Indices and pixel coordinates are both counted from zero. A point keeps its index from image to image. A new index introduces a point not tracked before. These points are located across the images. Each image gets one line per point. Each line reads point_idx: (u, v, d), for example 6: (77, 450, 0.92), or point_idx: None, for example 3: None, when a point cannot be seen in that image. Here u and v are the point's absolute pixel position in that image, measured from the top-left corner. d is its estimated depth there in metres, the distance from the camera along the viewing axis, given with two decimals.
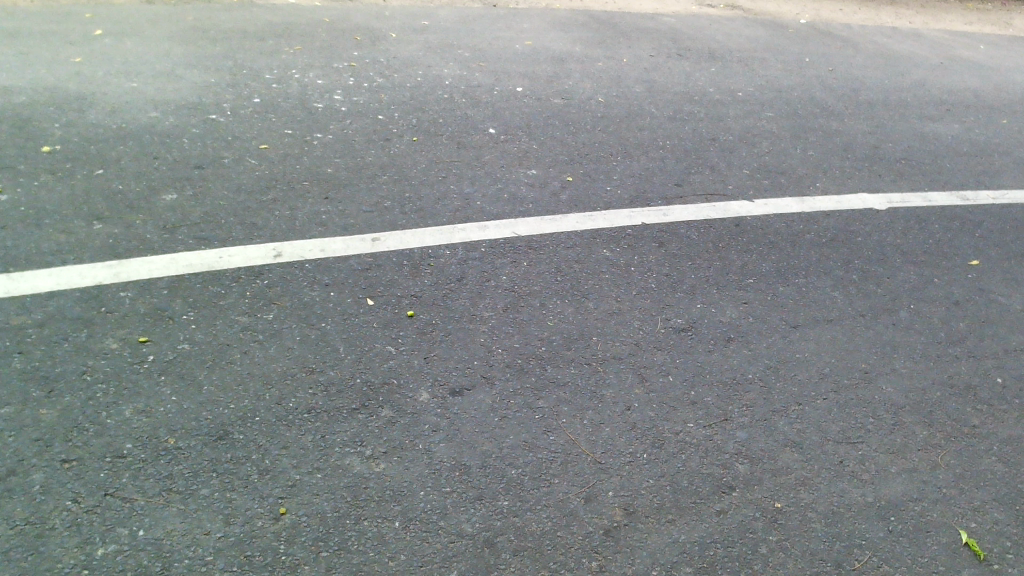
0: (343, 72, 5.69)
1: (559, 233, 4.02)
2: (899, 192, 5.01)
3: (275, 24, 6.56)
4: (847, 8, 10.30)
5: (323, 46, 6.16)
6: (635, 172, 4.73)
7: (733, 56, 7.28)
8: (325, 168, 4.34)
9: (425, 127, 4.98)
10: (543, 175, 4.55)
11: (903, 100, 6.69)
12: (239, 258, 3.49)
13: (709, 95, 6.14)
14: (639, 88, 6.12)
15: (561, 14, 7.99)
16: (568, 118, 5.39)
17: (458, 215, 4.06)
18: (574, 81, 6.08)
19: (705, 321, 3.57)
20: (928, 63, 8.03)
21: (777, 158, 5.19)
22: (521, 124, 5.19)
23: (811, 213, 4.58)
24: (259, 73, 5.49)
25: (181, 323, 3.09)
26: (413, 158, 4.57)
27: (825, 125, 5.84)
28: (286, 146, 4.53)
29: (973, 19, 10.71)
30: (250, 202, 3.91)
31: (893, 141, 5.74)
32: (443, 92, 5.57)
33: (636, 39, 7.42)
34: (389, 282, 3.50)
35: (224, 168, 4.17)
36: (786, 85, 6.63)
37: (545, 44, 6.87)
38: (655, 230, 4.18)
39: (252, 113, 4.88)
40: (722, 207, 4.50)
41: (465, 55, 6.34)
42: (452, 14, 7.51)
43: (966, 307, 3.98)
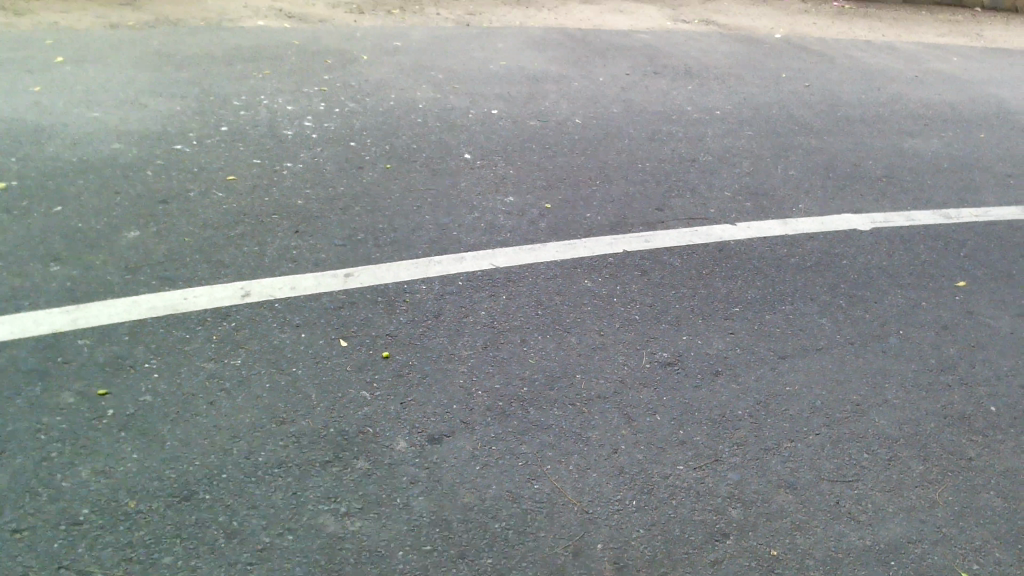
0: (313, 97, 5.55)
1: (538, 264, 3.90)
2: (882, 211, 4.94)
3: (244, 47, 6.41)
4: (820, 21, 10.31)
5: (293, 69, 6.02)
6: (614, 196, 4.62)
7: (709, 73, 7.23)
8: (296, 200, 4.19)
9: (399, 153, 4.85)
10: (521, 202, 4.43)
11: (881, 116, 6.65)
12: (204, 299, 3.33)
13: (686, 114, 6.06)
14: (616, 108, 6.03)
15: (536, 32, 7.90)
16: (545, 140, 5.28)
17: (434, 246, 3.93)
18: (550, 102, 5.98)
19: (692, 354, 3.45)
20: (904, 77, 8.02)
21: (758, 178, 5.11)
22: (497, 148, 5.08)
23: (794, 236, 4.49)
24: (227, 99, 5.34)
25: (142, 372, 2.92)
26: (387, 187, 4.43)
27: (805, 143, 5.78)
28: (255, 176, 4.38)
29: (944, 31, 10.75)
30: (217, 238, 3.75)
31: (873, 158, 5.68)
32: (417, 115, 5.45)
33: (612, 57, 7.34)
34: (363, 320, 3.35)
35: (190, 202, 4.02)
36: (764, 103, 6.58)
37: (519, 63, 6.77)
38: (637, 258, 4.07)
39: (219, 142, 4.72)
40: (704, 232, 4.40)
41: (439, 77, 6.23)
42: (425, 34, 7.41)
43: (955, 331, 3.90)
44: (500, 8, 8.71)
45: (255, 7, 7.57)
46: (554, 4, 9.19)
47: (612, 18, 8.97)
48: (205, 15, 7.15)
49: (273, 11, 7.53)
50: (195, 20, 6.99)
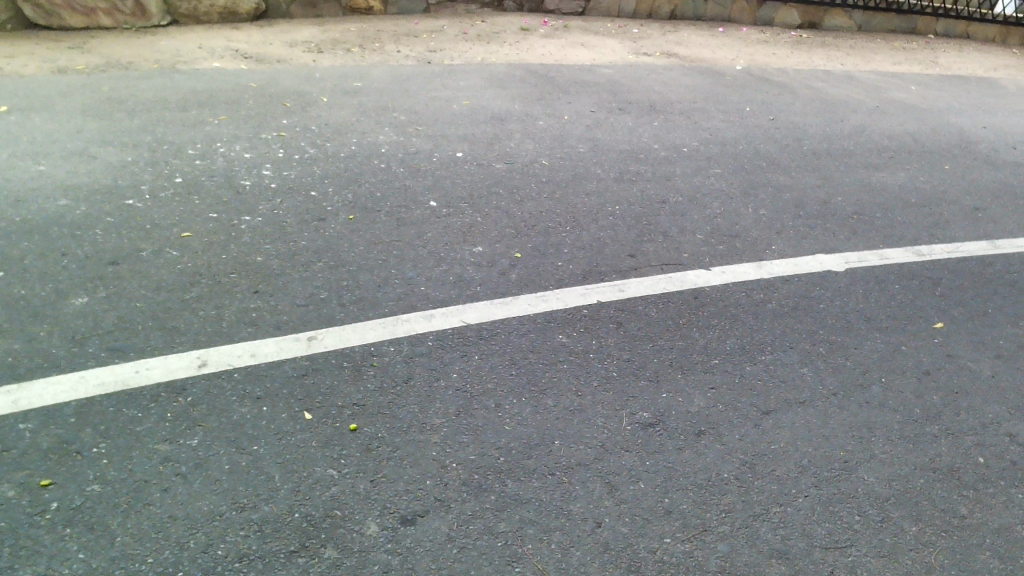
0: (272, 143, 5.38)
1: (510, 319, 3.76)
2: (855, 250, 4.88)
3: (198, 91, 6.23)
4: (779, 51, 10.38)
5: (250, 114, 5.85)
6: (585, 243, 4.51)
7: (674, 108, 7.19)
8: (256, 257, 4.01)
9: (362, 201, 4.69)
10: (490, 252, 4.30)
11: (846, 149, 6.64)
12: (157, 371, 3.13)
13: (653, 152, 6.00)
14: (582, 147, 5.94)
15: (498, 68, 7.83)
16: (512, 184, 5.17)
17: (401, 303, 3.77)
18: (516, 142, 5.88)
19: (673, 413, 3.33)
20: (865, 108, 8.06)
21: (729, 219, 5.03)
22: (463, 193, 4.95)
23: (769, 280, 4.41)
24: (181, 148, 5.15)
25: (90, 458, 2.72)
26: (350, 239, 4.27)
27: (773, 180, 5.73)
28: (212, 232, 4.19)
29: (900, 58, 10.89)
30: (171, 302, 3.56)
31: (842, 194, 5.65)
32: (380, 161, 5.30)
33: (576, 93, 7.28)
34: (328, 389, 3.18)
35: (142, 263, 3.82)
36: (729, 138, 6.54)
37: (483, 102, 6.67)
38: (612, 309, 3.95)
39: (174, 195, 4.53)
40: (678, 279, 4.30)
41: (401, 119, 6.10)
42: (386, 73, 7.28)
43: (938, 377, 3.81)
44: (461, 44, 8.62)
45: (210, 47, 7.39)
46: (515, 38, 9.13)
47: (573, 52, 8.93)
48: (157, 58, 6.96)
49: (229, 51, 7.36)
50: (148, 63, 6.79)
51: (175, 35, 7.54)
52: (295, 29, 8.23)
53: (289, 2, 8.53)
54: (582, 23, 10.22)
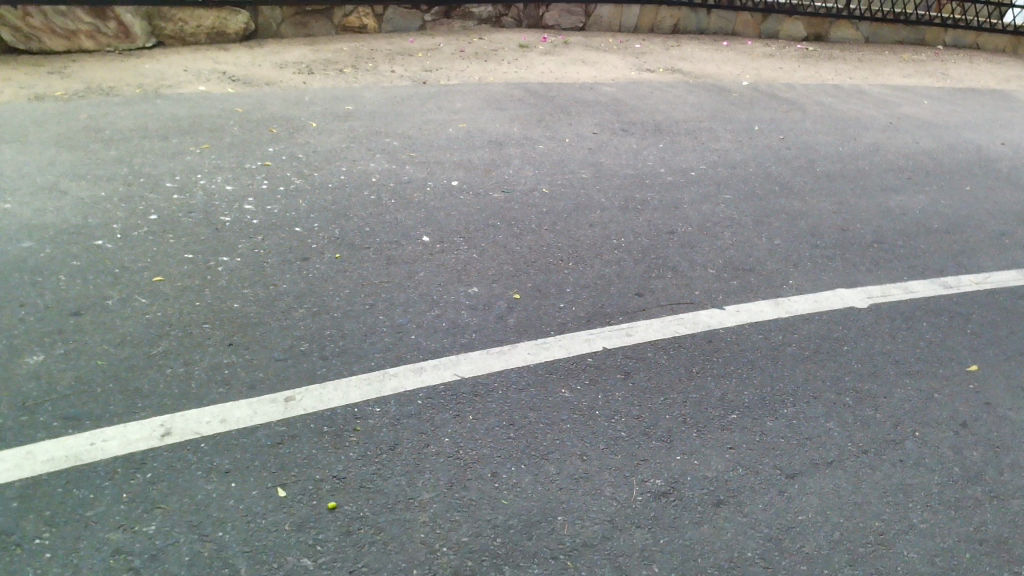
0: (256, 174, 5.09)
1: (508, 371, 3.45)
2: (878, 283, 4.56)
3: (181, 117, 5.94)
4: (785, 65, 10.10)
5: (235, 142, 5.56)
6: (590, 281, 4.20)
7: (680, 127, 6.90)
8: (232, 303, 3.70)
9: (349, 237, 4.39)
10: (486, 293, 3.99)
11: (861, 170, 6.35)
12: (115, 442, 2.82)
13: (660, 177, 5.69)
14: (585, 173, 5.64)
15: (496, 88, 7.54)
16: (511, 215, 4.86)
17: (389, 356, 3.45)
18: (514, 169, 5.58)
19: (688, 479, 3.00)
20: (878, 125, 7.76)
21: (742, 251, 4.72)
22: (459, 226, 4.65)
23: (788, 319, 4.09)
24: (159, 180, 4.86)
25: (31, 552, 2.40)
26: (336, 280, 3.97)
27: (788, 206, 5.42)
28: (186, 275, 3.89)
29: (910, 71, 10.60)
30: (136, 358, 3.25)
31: (860, 220, 5.34)
32: (371, 191, 5.00)
33: (578, 113, 6.99)
34: (306, 459, 2.86)
35: (107, 313, 3.51)
36: (739, 160, 6.24)
37: (480, 125, 6.38)
38: (619, 356, 3.64)
39: (147, 234, 4.23)
40: (690, 319, 3.99)
41: (394, 144, 5.80)
42: (379, 94, 7.00)
43: (976, 429, 3.48)
44: (457, 62, 8.34)
45: (196, 70, 7.12)
46: (514, 56, 8.85)
47: (574, 70, 8.65)
48: (140, 82, 6.67)
49: (215, 74, 7.09)
50: (130, 88, 6.51)
51: (159, 58, 7.26)
52: (286, 50, 7.96)
53: (280, 21, 8.25)
54: (583, 39, 9.93)
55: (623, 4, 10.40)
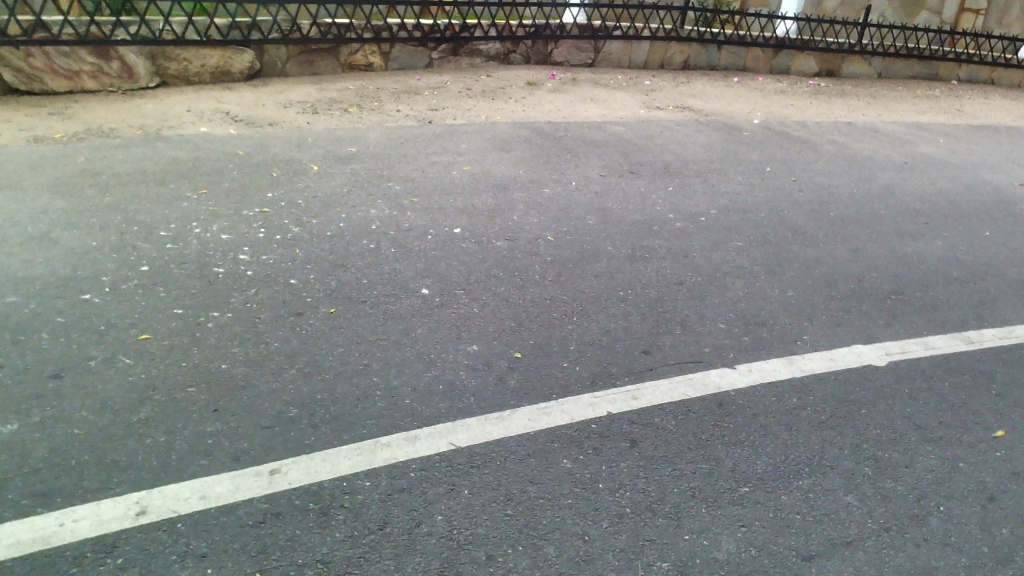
0: (253, 221, 4.96)
1: (507, 439, 3.27)
2: (896, 339, 4.37)
3: (180, 161, 5.83)
4: (797, 102, 9.97)
5: (233, 187, 5.44)
6: (595, 338, 4.03)
7: (690, 169, 6.75)
8: (220, 364, 3.55)
9: (346, 290, 4.25)
10: (486, 352, 3.82)
11: (876, 214, 6.17)
12: (86, 522, 2.65)
13: (669, 222, 5.54)
14: (591, 218, 5.50)
15: (503, 127, 7.43)
16: (514, 265, 4.71)
17: (383, 423, 3.28)
18: (519, 214, 5.44)
19: (697, 562, 2.80)
20: (893, 165, 7.59)
21: (754, 303, 4.54)
22: (460, 278, 4.50)
23: (803, 380, 3.90)
24: (153, 229, 4.74)
25: None
26: (330, 338, 3.81)
27: (801, 254, 5.25)
28: (174, 333, 3.74)
29: (925, 107, 10.45)
30: (116, 426, 3.09)
31: (876, 269, 5.15)
32: (370, 239, 4.86)
33: (585, 155, 6.85)
34: (288, 541, 2.69)
35: (89, 376, 3.36)
36: (750, 204, 6.07)
37: (485, 168, 6.25)
38: (625, 422, 3.46)
39: (137, 287, 4.09)
40: (700, 380, 3.81)
41: (396, 189, 5.67)
42: (383, 135, 6.90)
43: (1006, 502, 3.27)
44: (464, 101, 8.24)
45: (199, 110, 7.05)
46: (522, 94, 8.75)
47: (582, 108, 8.54)
48: (142, 123, 6.59)
49: (218, 114, 7.01)
50: (131, 129, 6.42)
51: (162, 98, 7.19)
52: (290, 88, 7.89)
53: (285, 60, 8.18)
54: (592, 76, 9.84)
55: (632, 41, 10.31)
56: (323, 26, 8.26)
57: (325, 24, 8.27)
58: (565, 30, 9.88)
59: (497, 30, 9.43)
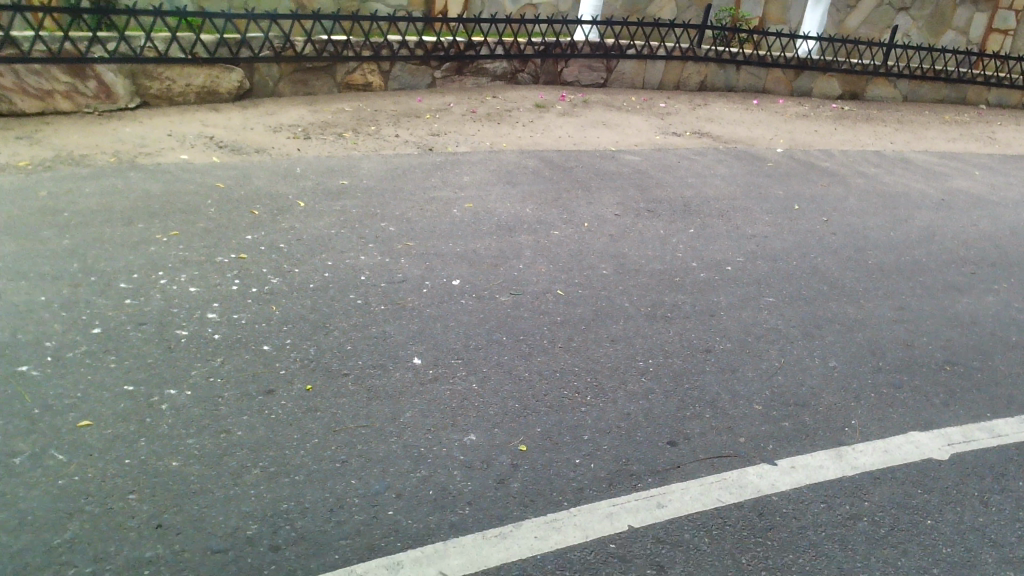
0: (226, 270, 4.42)
1: (509, 567, 2.70)
2: (957, 424, 3.80)
3: (153, 195, 5.30)
4: (821, 128, 9.42)
5: (209, 228, 4.91)
6: (612, 425, 3.47)
7: (712, 207, 6.20)
8: (170, 460, 3.00)
9: (326, 361, 3.71)
10: (485, 444, 3.26)
11: (918, 262, 5.62)
12: None
13: (691, 273, 4.99)
14: (606, 267, 4.95)
15: (509, 156, 6.89)
16: (519, 327, 4.17)
17: (360, 544, 2.72)
18: (525, 262, 4.90)
19: None
20: (929, 201, 7.04)
21: (793, 377, 3.99)
22: (458, 344, 3.95)
23: (855, 480, 3.34)
24: (112, 279, 4.20)
25: None
26: (303, 425, 3.26)
27: (840, 313, 4.70)
28: (120, 418, 3.19)
29: (955, 134, 9.89)
30: (34, 553, 2.54)
31: (925, 332, 4.60)
32: (359, 293, 4.32)
33: (598, 189, 6.32)
34: None
35: (11, 480, 2.82)
36: (779, 250, 5.52)
37: (488, 205, 5.71)
38: (649, 540, 2.89)
39: (85, 355, 3.55)
40: (736, 480, 3.25)
41: (390, 230, 5.13)
42: (379, 165, 6.36)
43: None
44: (467, 126, 7.70)
45: (181, 135, 6.52)
46: (529, 117, 8.22)
47: (593, 134, 8.00)
48: (116, 149, 6.07)
49: (202, 140, 6.50)
50: (104, 156, 5.90)
51: (141, 120, 6.67)
52: (282, 110, 7.37)
53: (277, 79, 7.65)
54: (603, 97, 9.31)
55: (646, 60, 9.77)
56: (319, 44, 7.74)
57: (320, 40, 7.74)
58: (576, 48, 9.34)
59: (504, 48, 8.88)
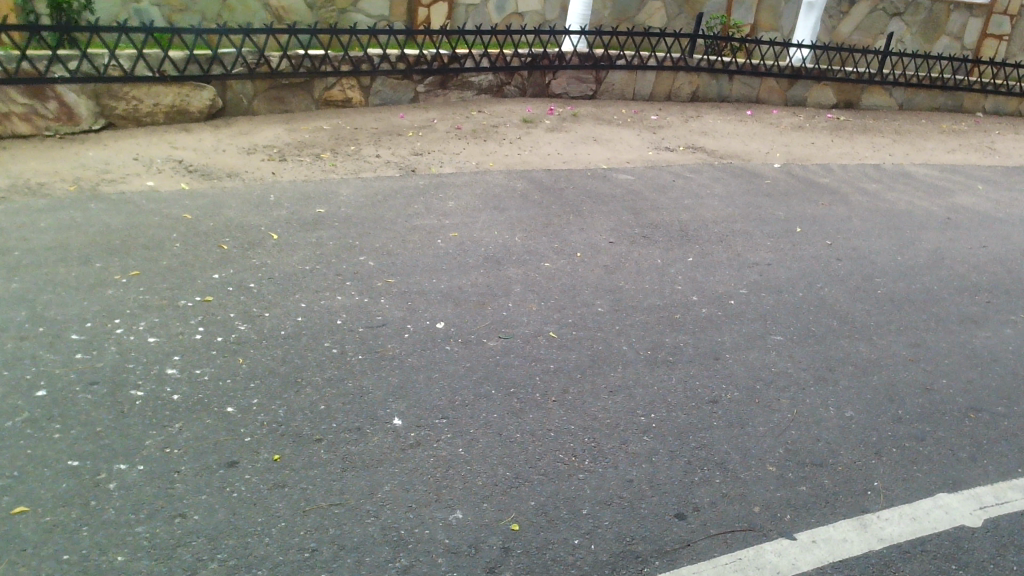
0: (190, 316, 4.07)
1: None
2: (989, 483, 3.48)
3: (114, 228, 4.94)
4: (818, 140, 9.13)
5: (173, 266, 4.55)
6: (614, 496, 3.13)
7: (711, 232, 5.89)
8: (114, 554, 2.65)
9: (297, 424, 3.36)
10: (473, 523, 2.92)
11: (929, 291, 5.31)
12: None
13: (692, 309, 4.67)
14: (601, 304, 4.62)
15: (496, 178, 6.56)
16: (509, 377, 3.83)
17: None
18: (514, 300, 4.56)
19: None
20: (934, 221, 6.76)
21: (808, 430, 3.67)
22: (442, 400, 3.60)
23: (884, 555, 3.02)
24: (63, 330, 3.84)
25: None
26: (269, 504, 2.91)
27: (853, 353, 4.39)
28: (60, 501, 2.83)
29: (955, 145, 9.61)
30: None
31: (945, 373, 4.28)
32: (335, 340, 3.98)
33: (590, 214, 5.99)
34: None
35: None
36: (784, 280, 5.21)
37: (475, 234, 5.37)
38: None
39: (26, 423, 3.19)
40: (752, 560, 2.91)
41: (369, 266, 4.79)
42: (358, 189, 6.01)
43: None
44: (452, 143, 7.36)
45: (148, 159, 6.16)
46: (516, 133, 7.89)
47: (584, 150, 7.68)
48: (77, 176, 5.69)
49: (170, 164, 6.13)
50: (63, 185, 5.53)
51: (106, 143, 6.31)
52: (256, 130, 7.02)
53: (251, 96, 7.29)
54: (593, 110, 9.00)
55: (636, 71, 9.46)
56: (295, 59, 7.38)
57: (297, 55, 7.38)
58: (564, 60, 9.01)
59: (490, 61, 8.54)
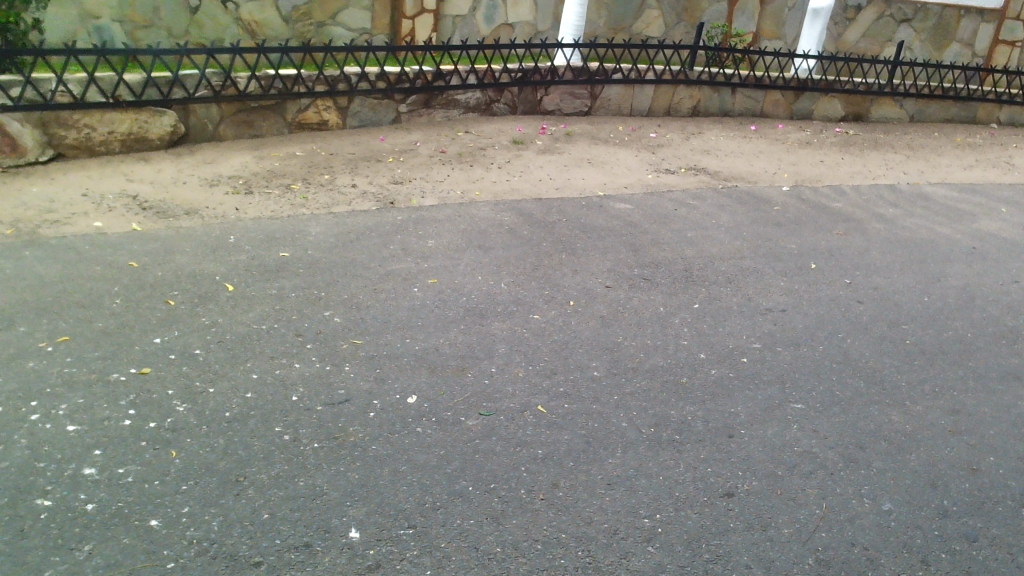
0: (121, 395, 3.51)
1: None
2: None
3: (47, 282, 4.37)
4: (827, 157, 8.58)
5: (109, 329, 3.99)
6: None
7: (718, 272, 5.33)
8: None
9: (234, 543, 2.80)
10: None
11: (964, 340, 4.76)
12: None
13: (701, 371, 4.12)
14: (598, 367, 4.07)
15: (483, 211, 6.00)
16: (489, 469, 3.27)
17: None
18: (497, 365, 4.00)
19: None
20: (960, 251, 6.21)
21: (841, 533, 3.11)
22: (410, 503, 3.05)
23: None
24: None
25: None
26: None
27: (885, 424, 3.83)
28: None
29: (972, 161, 9.07)
30: None
31: (992, 449, 3.73)
32: (288, 424, 3.41)
33: (585, 252, 5.44)
34: None
35: None
36: (802, 330, 4.66)
37: (456, 280, 4.83)
38: None
39: None
40: None
41: (334, 324, 4.23)
42: (329, 227, 5.44)
43: None
44: (436, 170, 6.80)
45: (98, 194, 5.60)
46: (505, 156, 7.34)
47: (578, 175, 7.12)
48: (15, 218, 5.13)
49: (123, 200, 5.56)
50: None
51: (54, 177, 5.76)
52: (222, 158, 6.46)
53: (217, 121, 6.74)
54: (588, 128, 8.46)
55: (633, 85, 8.90)
56: (265, 79, 6.83)
57: (267, 76, 6.83)
58: (557, 74, 8.46)
59: (478, 77, 7.98)
